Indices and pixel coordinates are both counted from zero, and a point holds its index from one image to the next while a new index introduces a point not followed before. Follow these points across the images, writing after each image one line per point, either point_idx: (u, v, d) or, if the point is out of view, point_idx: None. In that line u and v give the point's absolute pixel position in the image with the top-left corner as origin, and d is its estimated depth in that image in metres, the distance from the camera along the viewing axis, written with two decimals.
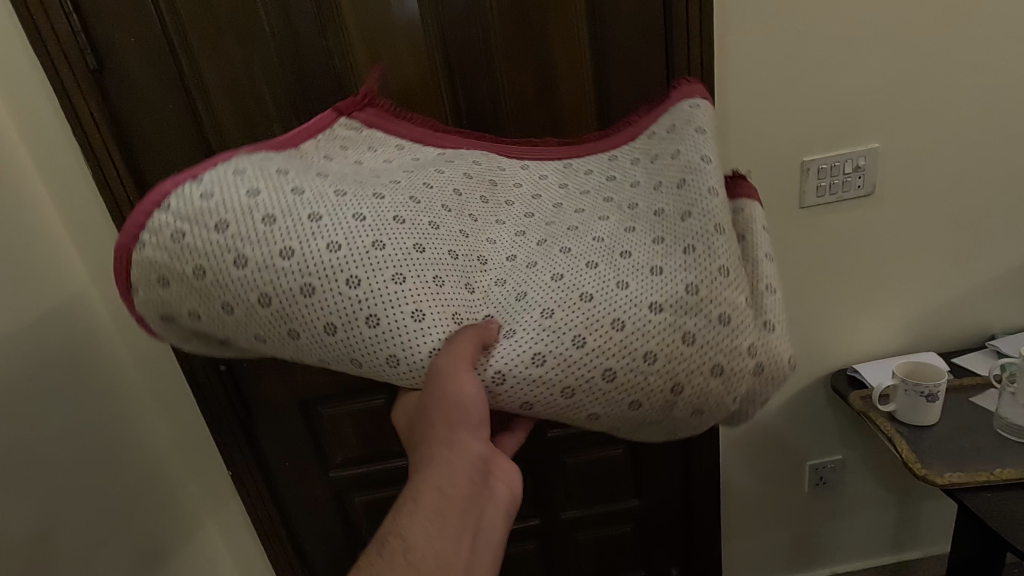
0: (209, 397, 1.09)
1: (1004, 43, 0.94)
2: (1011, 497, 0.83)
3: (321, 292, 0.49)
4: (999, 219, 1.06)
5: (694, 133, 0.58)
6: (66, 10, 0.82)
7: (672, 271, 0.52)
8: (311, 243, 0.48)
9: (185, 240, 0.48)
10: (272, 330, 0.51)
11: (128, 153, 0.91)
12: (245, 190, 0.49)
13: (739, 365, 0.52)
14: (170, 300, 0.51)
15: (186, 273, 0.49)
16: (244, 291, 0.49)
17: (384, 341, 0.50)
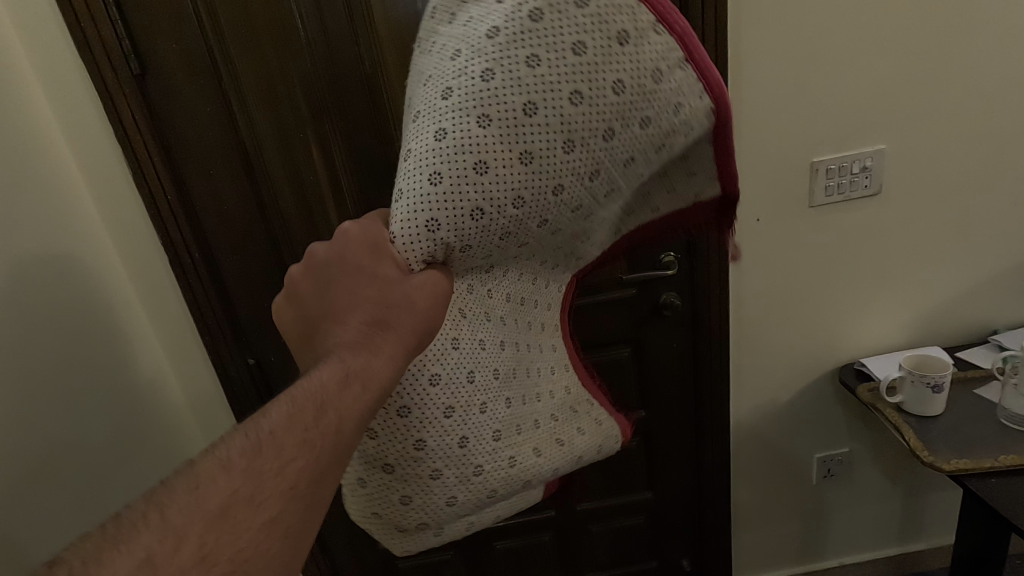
0: (238, 390, 1.12)
1: (1004, 48, 0.98)
2: (1015, 481, 0.86)
3: (491, 139, 0.43)
4: (1001, 218, 1.10)
5: (593, 452, 0.61)
6: (113, 17, 0.86)
7: (490, 461, 0.53)
8: (542, 154, 0.45)
9: (609, 63, 0.44)
10: (490, 92, 0.43)
11: (166, 153, 0.95)
12: (614, 85, 0.45)
13: (407, 514, 0.53)
14: (571, 19, 0.43)
15: (591, 56, 0.44)
16: (508, 53, 0.43)
17: (450, 216, 0.44)
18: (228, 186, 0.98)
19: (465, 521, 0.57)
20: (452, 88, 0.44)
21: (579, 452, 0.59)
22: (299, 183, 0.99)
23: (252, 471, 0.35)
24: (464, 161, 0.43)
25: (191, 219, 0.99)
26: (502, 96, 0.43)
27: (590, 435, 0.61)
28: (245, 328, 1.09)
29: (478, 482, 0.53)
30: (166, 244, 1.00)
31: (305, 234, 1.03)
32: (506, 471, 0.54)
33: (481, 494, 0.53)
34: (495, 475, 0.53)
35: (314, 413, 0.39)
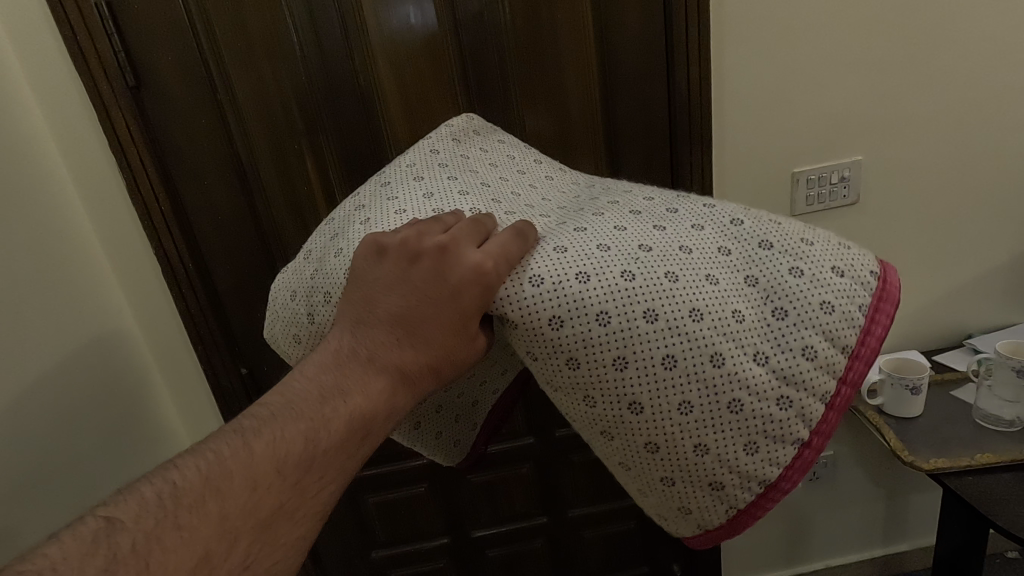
0: (230, 401, 1.12)
1: (970, 66, 1.03)
2: (990, 479, 0.90)
3: (606, 370, 0.44)
4: (972, 226, 1.15)
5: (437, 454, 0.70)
6: (109, 31, 0.87)
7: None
8: (598, 415, 0.46)
9: (700, 472, 0.47)
10: (672, 366, 0.44)
11: (160, 163, 0.96)
12: (664, 476, 0.48)
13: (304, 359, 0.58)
14: (738, 446, 0.46)
15: (705, 461, 0.47)
16: (710, 379, 0.44)
17: (532, 339, 0.45)
18: (222, 195, 0.99)
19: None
20: (654, 323, 0.44)
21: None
22: (293, 194, 1.00)
23: (298, 487, 0.41)
24: (559, 352, 0.45)
25: (184, 229, 1.00)
26: (646, 383, 0.44)
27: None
28: (238, 338, 1.09)
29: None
30: (157, 252, 1.00)
31: (299, 243, 1.04)
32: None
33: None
34: None
35: (356, 443, 0.44)
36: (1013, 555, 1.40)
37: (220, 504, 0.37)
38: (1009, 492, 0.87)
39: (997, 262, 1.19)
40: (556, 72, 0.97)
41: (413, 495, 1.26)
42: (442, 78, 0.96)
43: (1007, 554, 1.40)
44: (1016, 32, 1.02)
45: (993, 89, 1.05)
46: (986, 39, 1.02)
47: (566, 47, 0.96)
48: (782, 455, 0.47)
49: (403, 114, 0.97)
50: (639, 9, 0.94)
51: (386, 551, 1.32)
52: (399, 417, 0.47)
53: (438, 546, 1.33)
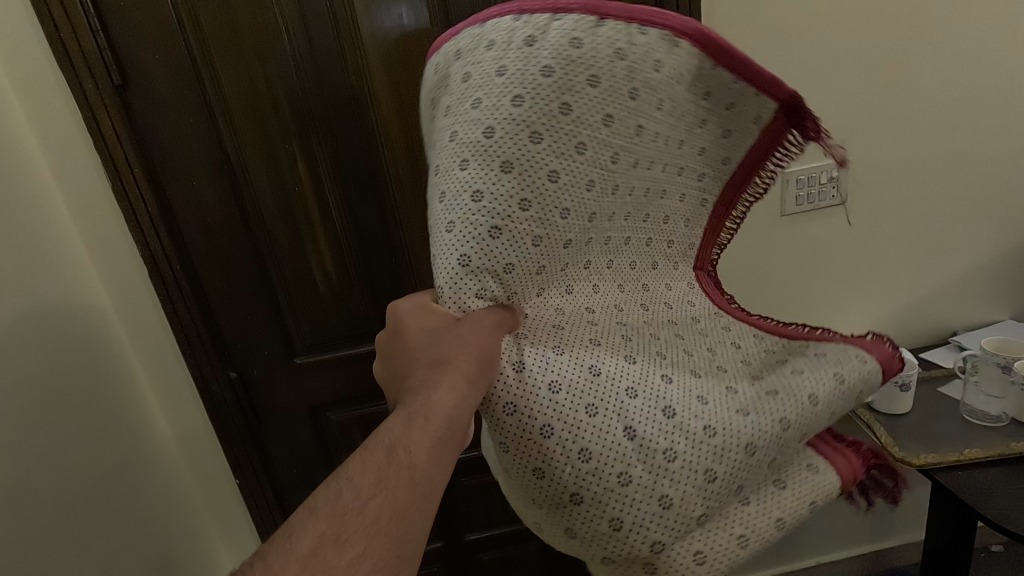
0: (219, 405, 1.10)
1: (953, 67, 1.05)
2: (977, 474, 0.91)
3: (477, 166, 0.48)
4: (955, 226, 1.17)
5: (835, 377, 0.52)
6: (95, 28, 0.85)
7: (681, 434, 0.50)
8: (524, 162, 0.48)
9: (541, 61, 0.49)
10: (459, 135, 0.50)
11: (147, 164, 0.94)
12: (590, 81, 0.50)
13: (637, 536, 0.49)
14: (485, 55, 0.51)
15: (519, 60, 0.49)
16: (466, 105, 0.50)
17: (467, 234, 0.48)
18: (212, 198, 0.97)
19: (736, 534, 0.51)
20: (440, 167, 0.50)
21: (809, 393, 0.52)
22: (284, 195, 0.99)
23: (337, 516, 0.38)
24: (467, 197, 0.48)
25: (173, 232, 0.98)
26: (482, 136, 0.48)
27: (827, 392, 0.52)
28: (227, 342, 1.07)
29: (687, 469, 0.49)
30: (146, 257, 0.98)
31: (291, 246, 1.03)
32: (709, 443, 0.50)
33: (703, 480, 0.49)
34: (693, 451, 0.49)
35: (384, 456, 0.41)
36: (996, 549, 1.43)
37: (263, 556, 0.36)
38: (995, 486, 0.88)
39: (980, 261, 1.21)
40: None
41: None
42: None
43: (990, 548, 1.43)
44: (995, 35, 1.04)
45: (974, 91, 1.07)
46: (966, 44, 1.04)
47: None
48: (485, 31, 0.52)
49: (395, 116, 0.97)
50: None
51: None
52: (438, 414, 0.43)
53: (430, 549, 1.32)
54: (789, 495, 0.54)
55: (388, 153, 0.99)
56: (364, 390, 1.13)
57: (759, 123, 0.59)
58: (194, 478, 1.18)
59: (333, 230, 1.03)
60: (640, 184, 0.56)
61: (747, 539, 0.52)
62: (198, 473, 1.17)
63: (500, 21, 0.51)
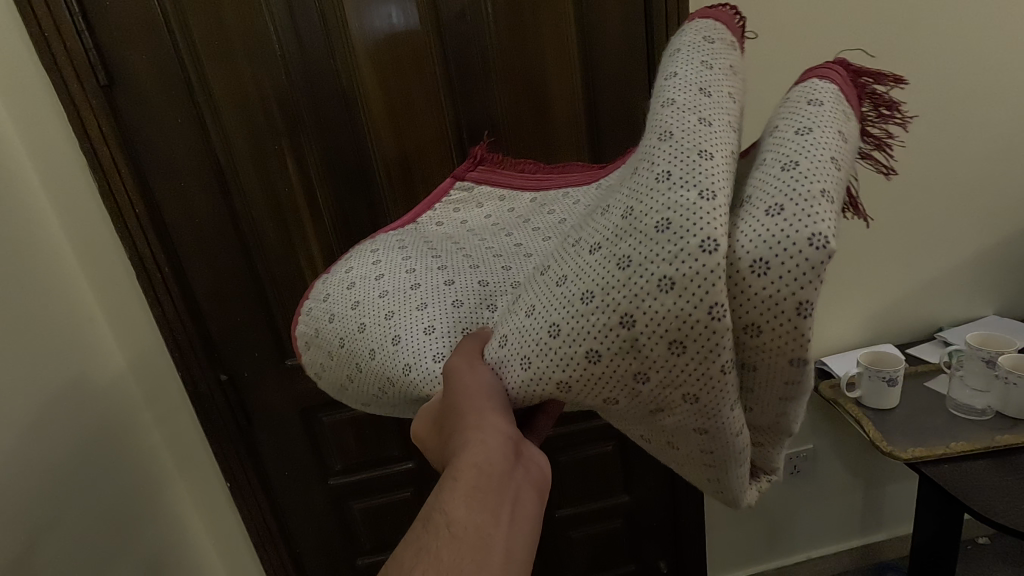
0: (210, 408, 1.09)
1: (937, 66, 1.07)
2: (963, 467, 0.93)
3: (362, 345, 0.54)
4: (940, 222, 1.19)
5: (666, 64, 0.44)
6: (80, 30, 0.85)
7: (611, 209, 0.39)
8: (365, 312, 0.55)
9: (319, 307, 0.60)
10: (351, 365, 0.56)
11: (135, 166, 0.93)
12: (345, 272, 0.61)
13: (697, 266, 0.33)
14: (315, 358, 0.61)
15: (315, 328, 0.60)
16: (333, 362, 0.58)
17: (393, 360, 0.50)
18: (200, 199, 0.97)
19: (780, 166, 0.35)
20: (370, 389, 0.55)
21: (660, 87, 0.42)
22: (274, 195, 0.98)
23: None
24: (373, 353, 0.52)
25: (161, 234, 0.97)
26: (348, 341, 0.55)
27: (681, 62, 0.43)
28: (218, 344, 1.06)
29: (652, 180, 0.36)
30: (135, 259, 0.98)
31: (281, 247, 1.02)
32: (632, 179, 0.38)
33: (663, 175, 0.35)
34: (625, 200, 0.38)
35: (421, 527, 0.36)
36: (983, 541, 1.45)
37: None
38: (982, 478, 0.90)
39: (964, 257, 1.23)
40: (539, 72, 0.98)
41: (398, 499, 1.24)
42: (423, 76, 0.95)
43: (978, 541, 1.45)
44: (979, 35, 1.06)
45: (957, 91, 1.09)
46: (951, 42, 1.05)
47: (550, 48, 0.96)
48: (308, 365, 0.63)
49: (386, 119, 0.97)
50: (622, 9, 0.96)
51: (371, 558, 1.29)
52: (460, 466, 0.37)
53: None
54: (792, 125, 0.37)
55: (380, 156, 0.99)
56: None
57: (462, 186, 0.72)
58: (184, 482, 1.17)
59: (323, 228, 1.02)
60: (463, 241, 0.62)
61: (804, 159, 0.34)
62: (188, 476, 1.16)
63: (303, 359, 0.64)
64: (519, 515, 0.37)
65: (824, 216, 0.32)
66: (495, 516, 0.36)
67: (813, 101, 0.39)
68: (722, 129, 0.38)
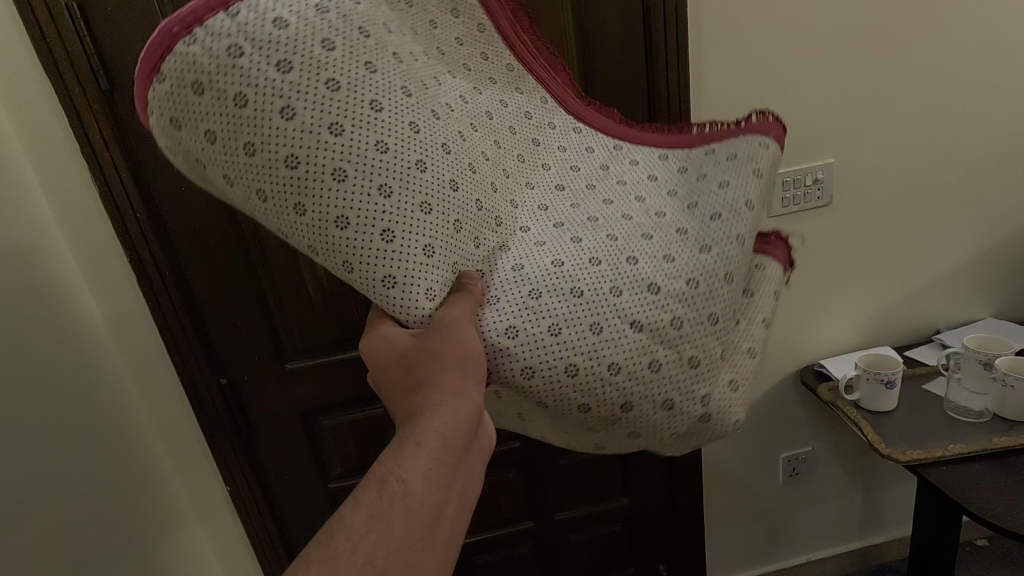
0: (210, 412, 1.09)
1: (934, 70, 1.08)
2: (962, 469, 0.93)
3: (324, 185, 0.45)
4: (937, 225, 1.20)
5: (752, 174, 0.56)
6: (81, 33, 0.85)
7: (654, 306, 0.51)
8: (344, 147, 0.45)
9: (260, 73, 0.44)
10: (282, 191, 0.46)
11: (135, 169, 0.93)
12: (322, 46, 0.45)
13: (688, 406, 0.52)
14: (202, 111, 0.45)
15: (234, 93, 0.44)
16: (240, 155, 0.46)
17: (382, 258, 0.45)
18: (201, 202, 0.97)
19: (747, 348, 0.57)
20: (279, 225, 0.47)
21: (745, 201, 0.55)
22: None
23: (329, 561, 0.34)
24: (345, 222, 0.45)
25: (162, 238, 0.98)
26: (297, 171, 0.45)
27: (750, 185, 0.56)
28: (217, 347, 1.07)
29: (693, 325, 0.52)
30: (135, 263, 0.98)
31: (281, 250, 1.02)
32: (687, 293, 0.52)
33: (707, 321, 0.52)
34: (682, 309, 0.52)
35: (377, 489, 0.38)
36: (981, 542, 1.46)
37: None
38: (981, 481, 0.90)
39: (962, 260, 1.24)
40: None
41: None
42: None
43: (976, 543, 1.46)
44: (974, 40, 1.07)
45: (953, 95, 1.10)
46: (945, 47, 1.07)
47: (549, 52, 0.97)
48: (170, 98, 0.46)
49: None
50: (620, 15, 0.97)
51: None
52: (430, 427, 0.40)
53: None
54: (755, 293, 0.59)
55: None
56: (356, 391, 1.13)
57: None
58: (183, 485, 1.16)
59: None
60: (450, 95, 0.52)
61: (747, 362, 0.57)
62: (187, 480, 1.16)
63: (161, 83, 0.45)
64: (465, 487, 0.42)
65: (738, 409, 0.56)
66: (451, 490, 0.40)
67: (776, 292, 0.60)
68: (734, 287, 0.54)
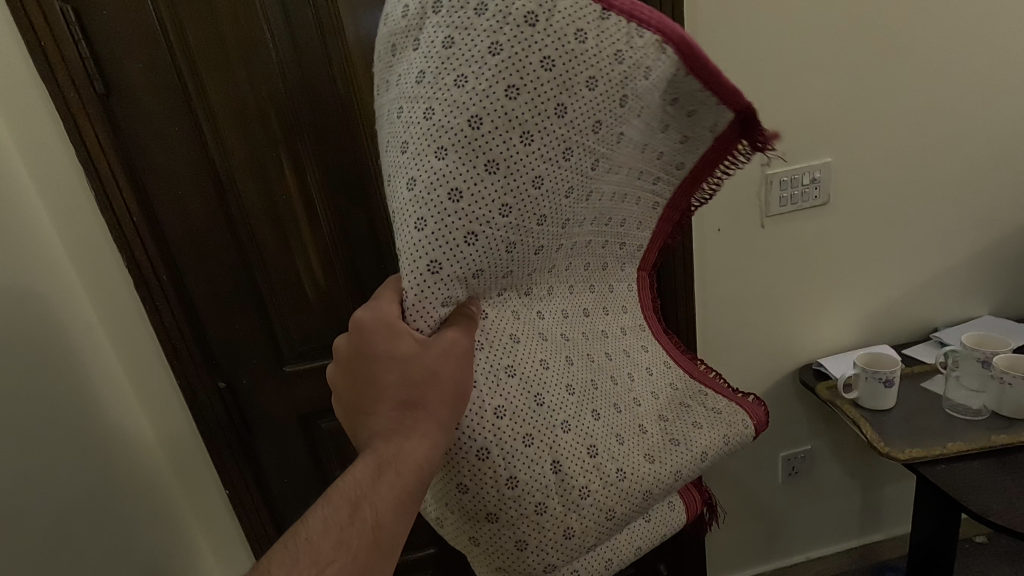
0: (207, 417, 1.09)
1: (930, 68, 1.08)
2: (961, 467, 0.93)
3: (475, 165, 0.42)
4: (934, 223, 1.20)
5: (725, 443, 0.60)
6: (76, 38, 0.85)
7: (584, 475, 0.50)
8: (515, 162, 0.43)
9: (543, 54, 0.41)
10: (442, 136, 0.41)
11: (132, 174, 0.93)
12: (591, 84, 0.43)
13: (535, 559, 0.50)
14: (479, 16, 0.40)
15: (514, 41, 0.40)
16: (448, 78, 0.41)
17: (452, 261, 0.43)
18: (198, 205, 0.97)
19: (597, 553, 0.57)
20: (406, 139, 0.42)
21: (702, 455, 0.58)
22: (270, 200, 0.98)
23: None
24: (450, 209, 0.42)
25: (159, 242, 0.97)
26: (467, 135, 0.41)
27: (709, 441, 0.59)
28: (216, 353, 1.06)
29: (593, 505, 0.51)
30: (132, 268, 0.98)
31: (279, 254, 1.02)
32: (617, 487, 0.52)
33: (603, 517, 0.52)
34: (603, 494, 0.51)
35: None
36: (980, 539, 1.46)
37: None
38: (979, 479, 0.90)
39: (959, 258, 1.24)
40: None
41: None
42: None
43: (975, 540, 1.46)
44: (970, 37, 1.07)
45: (950, 92, 1.10)
46: (941, 45, 1.07)
47: None
48: None
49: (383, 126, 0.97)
50: None
51: None
52: (413, 462, 0.42)
53: (426, 556, 1.32)
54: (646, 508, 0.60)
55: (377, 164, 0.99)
56: None
57: (714, 130, 0.52)
58: (182, 491, 1.16)
59: (321, 237, 1.02)
60: (620, 187, 0.53)
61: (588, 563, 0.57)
62: (185, 485, 1.16)
63: None
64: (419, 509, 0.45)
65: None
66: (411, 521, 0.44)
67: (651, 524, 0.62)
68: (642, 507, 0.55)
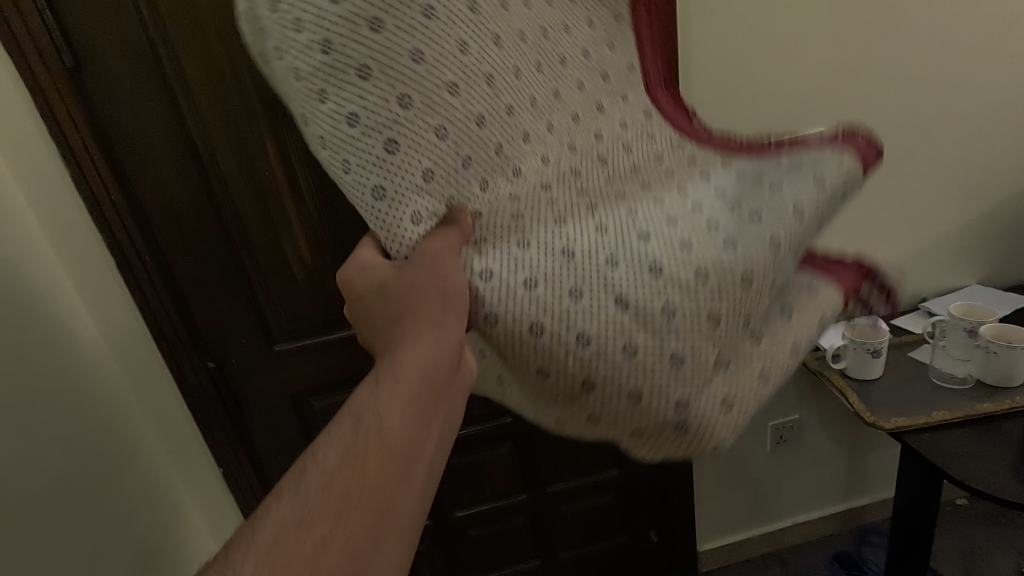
0: (199, 397, 1.09)
1: (921, 37, 1.06)
2: (944, 435, 0.95)
3: (352, 79, 0.40)
4: (924, 194, 1.20)
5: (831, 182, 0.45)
6: (41, 8, 0.81)
7: (655, 295, 0.40)
8: (387, 50, 0.40)
9: None
10: (313, 83, 0.40)
11: (107, 150, 0.90)
12: None
13: (659, 406, 0.41)
14: None
15: None
16: (282, 29, 0.39)
17: (391, 174, 0.41)
18: (177, 181, 0.94)
19: (757, 373, 0.44)
20: (302, 111, 0.40)
21: (794, 205, 0.43)
22: (252, 176, 0.96)
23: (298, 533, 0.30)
24: (357, 126, 0.40)
25: (140, 219, 0.96)
26: (329, 60, 0.39)
27: (805, 188, 0.44)
28: (204, 333, 1.06)
29: (688, 315, 0.41)
30: (114, 247, 0.96)
31: (263, 232, 1.00)
32: (704, 291, 0.41)
33: (708, 325, 0.41)
34: (691, 312, 0.41)
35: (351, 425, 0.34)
36: (962, 502, 1.50)
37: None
38: (961, 446, 0.92)
39: (948, 229, 1.24)
40: None
41: None
42: None
43: (956, 502, 1.50)
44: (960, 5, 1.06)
45: (941, 62, 1.09)
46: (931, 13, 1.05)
47: None
48: None
49: None
50: None
51: None
52: (408, 364, 0.37)
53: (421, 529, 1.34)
54: (794, 302, 0.46)
55: None
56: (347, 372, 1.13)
57: None
58: (176, 470, 1.17)
59: (307, 215, 1.00)
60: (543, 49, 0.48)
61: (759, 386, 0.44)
62: (180, 465, 1.16)
63: None
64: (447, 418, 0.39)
65: (722, 429, 0.43)
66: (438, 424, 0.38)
67: (821, 314, 0.46)
68: (762, 306, 0.43)
